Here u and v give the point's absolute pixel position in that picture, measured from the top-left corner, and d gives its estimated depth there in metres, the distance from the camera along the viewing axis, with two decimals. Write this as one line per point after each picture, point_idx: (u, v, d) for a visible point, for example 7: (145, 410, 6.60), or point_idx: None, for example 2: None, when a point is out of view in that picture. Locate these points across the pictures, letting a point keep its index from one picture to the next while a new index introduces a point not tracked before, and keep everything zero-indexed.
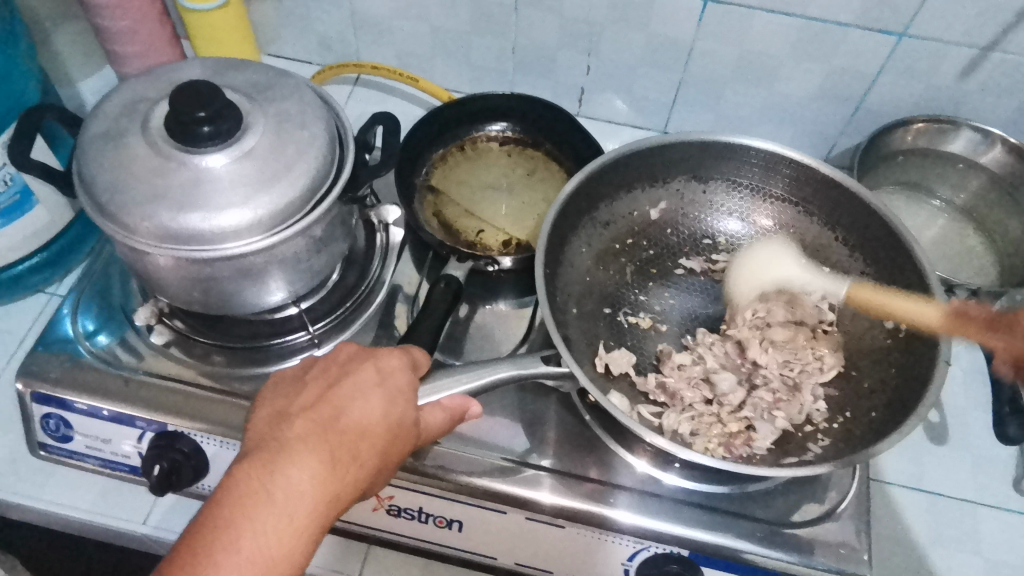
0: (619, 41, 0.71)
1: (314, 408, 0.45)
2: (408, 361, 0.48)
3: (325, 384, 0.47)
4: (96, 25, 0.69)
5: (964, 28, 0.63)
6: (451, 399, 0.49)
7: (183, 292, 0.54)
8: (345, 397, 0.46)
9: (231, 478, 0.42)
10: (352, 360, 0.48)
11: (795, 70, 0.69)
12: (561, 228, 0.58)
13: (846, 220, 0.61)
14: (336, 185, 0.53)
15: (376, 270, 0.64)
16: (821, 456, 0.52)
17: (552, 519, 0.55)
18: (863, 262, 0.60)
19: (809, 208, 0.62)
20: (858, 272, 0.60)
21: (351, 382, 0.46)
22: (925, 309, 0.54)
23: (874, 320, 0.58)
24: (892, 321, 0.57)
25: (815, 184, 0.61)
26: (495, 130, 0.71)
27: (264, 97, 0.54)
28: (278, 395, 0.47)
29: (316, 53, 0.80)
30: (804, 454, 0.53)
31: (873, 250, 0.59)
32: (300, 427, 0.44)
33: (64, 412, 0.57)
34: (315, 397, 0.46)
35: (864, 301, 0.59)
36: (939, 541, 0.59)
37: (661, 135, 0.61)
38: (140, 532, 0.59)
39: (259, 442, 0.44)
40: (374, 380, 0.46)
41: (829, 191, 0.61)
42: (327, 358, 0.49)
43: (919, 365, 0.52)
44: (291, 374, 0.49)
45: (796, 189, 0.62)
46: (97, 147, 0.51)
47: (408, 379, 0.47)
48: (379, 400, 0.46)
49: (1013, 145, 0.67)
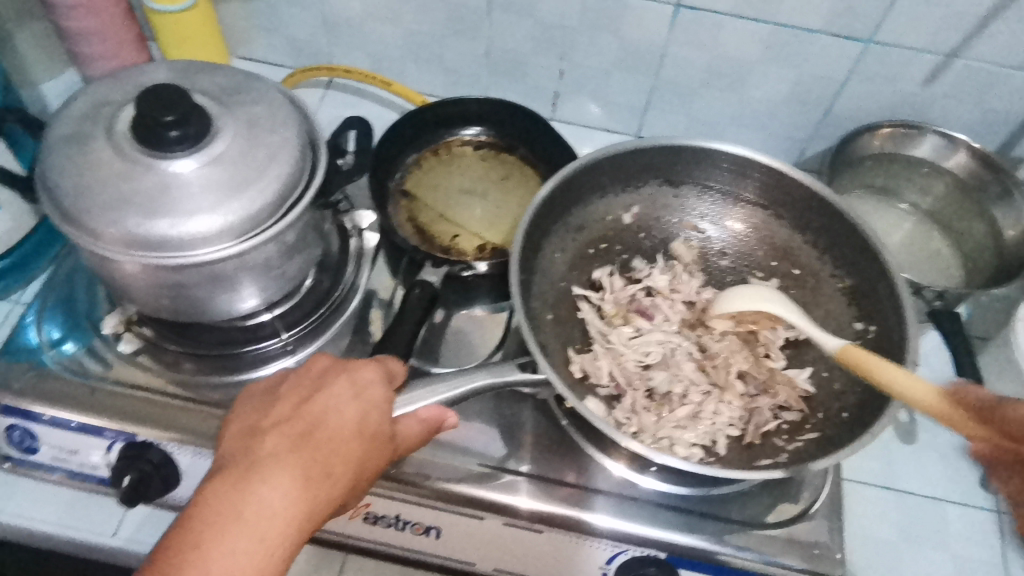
0: (591, 46, 0.71)
1: (288, 424, 0.45)
2: (382, 373, 0.48)
3: (299, 397, 0.46)
4: (59, 26, 0.67)
5: (927, 34, 0.64)
6: (428, 411, 0.48)
7: (152, 299, 0.53)
8: (320, 413, 0.45)
9: (202, 497, 0.41)
10: (326, 372, 0.47)
11: (764, 75, 0.70)
12: (535, 234, 0.58)
13: (816, 224, 0.61)
14: (308, 191, 0.53)
15: (351, 276, 0.63)
16: (792, 457, 0.53)
17: (530, 524, 0.55)
18: (832, 264, 0.61)
19: (779, 212, 0.63)
20: (828, 275, 0.61)
21: (326, 395, 0.46)
22: (890, 310, 0.55)
23: (843, 322, 0.59)
24: (861, 322, 0.58)
25: (785, 189, 0.62)
26: (470, 134, 0.71)
27: (233, 101, 0.53)
28: (251, 410, 0.46)
29: (288, 56, 0.80)
30: (777, 456, 0.53)
31: (841, 252, 0.60)
32: (273, 442, 0.44)
33: (26, 423, 0.55)
34: (289, 411, 0.45)
35: (833, 304, 0.60)
36: (909, 539, 0.60)
37: (635, 140, 0.61)
38: (110, 545, 0.58)
39: (230, 458, 0.43)
40: (349, 394, 0.46)
41: (799, 195, 0.61)
42: (301, 371, 0.48)
43: (886, 367, 0.54)
44: (265, 388, 0.48)
45: (766, 194, 0.63)
46: (61, 152, 0.50)
47: (383, 392, 0.47)
48: (353, 414, 0.45)
49: (976, 150, 0.68)
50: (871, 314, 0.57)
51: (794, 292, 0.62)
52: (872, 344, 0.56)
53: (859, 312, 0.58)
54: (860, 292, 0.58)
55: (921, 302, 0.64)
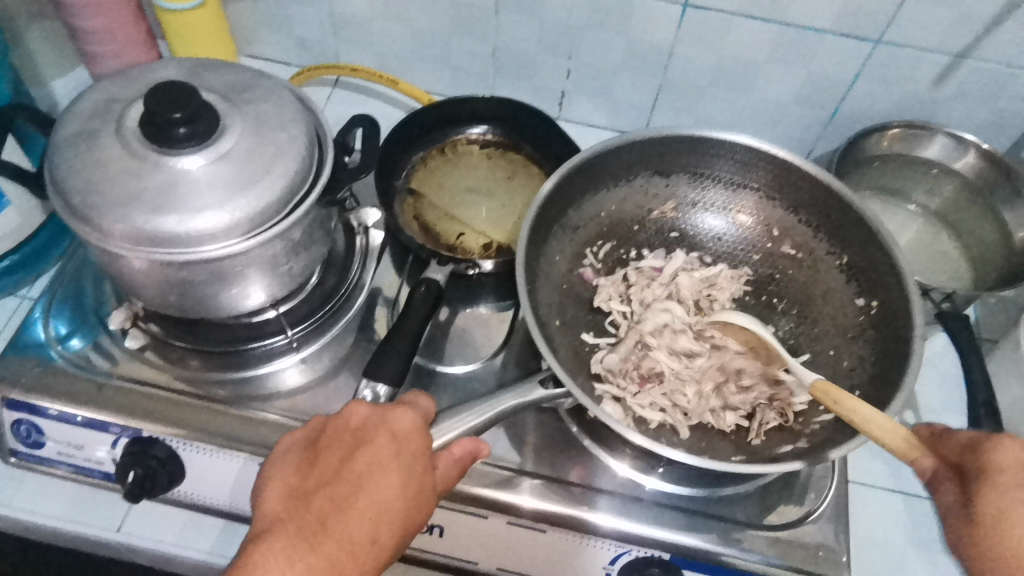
0: (599, 46, 0.71)
1: (333, 486, 0.45)
2: (420, 421, 0.48)
3: (341, 455, 0.46)
4: (70, 24, 0.68)
5: (935, 35, 0.64)
6: (460, 448, 0.48)
7: (159, 295, 0.53)
8: (363, 472, 0.45)
9: (249, 562, 0.41)
10: (365, 425, 0.47)
11: (771, 74, 0.70)
12: (539, 232, 0.58)
13: (808, 203, 0.62)
14: (315, 188, 0.53)
15: (356, 274, 0.64)
16: (814, 443, 0.52)
17: (532, 523, 0.54)
18: (828, 242, 0.61)
19: (772, 194, 0.63)
20: (824, 252, 0.61)
21: (367, 452, 0.46)
22: (895, 290, 0.55)
23: (845, 299, 0.59)
24: (862, 299, 0.58)
25: (777, 171, 0.62)
26: (475, 133, 0.71)
27: (240, 99, 0.53)
28: (292, 466, 0.46)
29: (296, 54, 0.80)
30: (797, 441, 0.53)
31: (836, 231, 0.60)
32: (319, 507, 0.44)
33: (34, 418, 0.56)
34: (331, 471, 0.45)
35: (832, 281, 0.60)
36: (915, 542, 0.59)
37: (625, 134, 0.61)
38: (113, 540, 0.57)
39: (277, 521, 0.43)
40: (390, 450, 0.46)
41: (790, 175, 0.61)
42: (339, 423, 0.48)
43: (894, 340, 0.54)
44: (304, 441, 0.48)
45: (758, 176, 0.63)
46: (70, 148, 0.50)
47: (424, 443, 0.47)
48: (396, 473, 0.45)
49: (986, 151, 0.68)
50: (872, 291, 0.57)
51: (791, 273, 0.62)
52: (876, 319, 0.56)
53: (859, 288, 0.58)
54: (859, 268, 0.59)
55: (929, 304, 0.63)
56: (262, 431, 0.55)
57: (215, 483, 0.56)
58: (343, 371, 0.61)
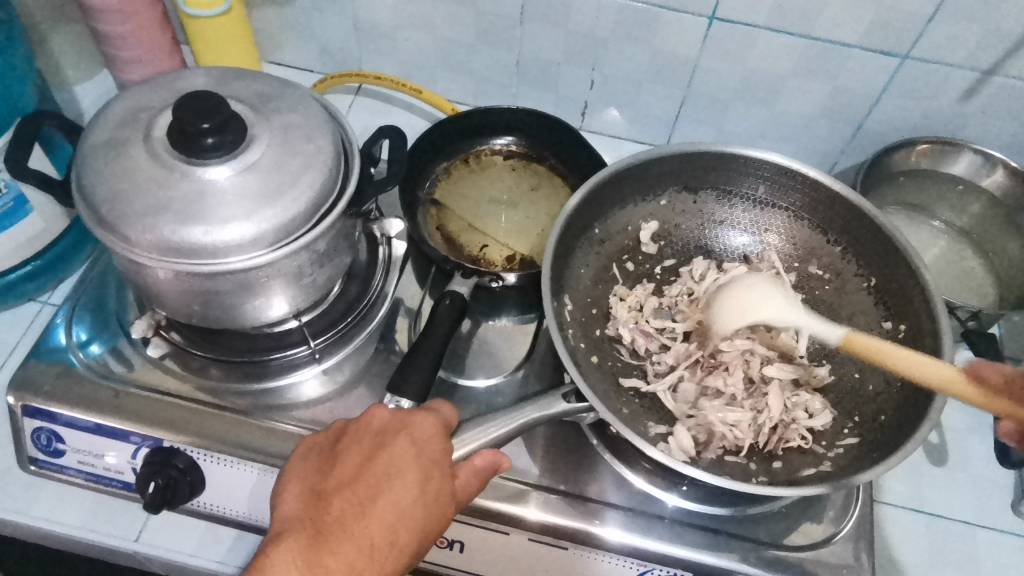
0: (623, 58, 0.71)
1: (352, 486, 0.44)
2: (440, 424, 0.47)
3: (360, 456, 0.46)
4: (95, 29, 0.68)
5: (965, 51, 0.63)
6: (482, 459, 0.47)
7: (182, 305, 0.53)
8: (383, 473, 0.45)
9: (268, 562, 0.41)
10: (385, 427, 0.47)
11: (798, 88, 0.69)
12: (564, 247, 0.58)
13: (837, 223, 0.61)
14: (341, 200, 0.52)
15: (379, 284, 0.63)
16: (838, 466, 0.52)
17: (554, 540, 0.54)
18: (856, 264, 0.61)
19: (800, 214, 0.63)
20: (852, 274, 0.61)
21: (388, 455, 0.45)
22: (923, 313, 0.55)
23: (872, 321, 0.59)
24: (890, 321, 0.58)
25: (807, 190, 0.62)
26: (500, 144, 0.70)
27: (269, 108, 0.53)
28: (313, 466, 0.46)
29: (318, 61, 0.80)
30: (820, 465, 0.53)
31: (866, 253, 0.60)
32: (339, 509, 0.43)
33: (54, 425, 0.56)
34: (351, 472, 0.45)
35: (860, 303, 0.60)
36: (938, 564, 0.59)
37: (654, 147, 0.61)
38: (131, 549, 0.57)
39: (297, 521, 0.43)
40: (410, 452, 0.45)
41: (821, 194, 0.61)
42: (359, 424, 0.47)
43: None
44: (324, 443, 0.48)
45: (787, 197, 0.62)
46: (98, 156, 0.50)
47: (442, 447, 0.46)
48: (416, 476, 0.45)
49: (1013, 168, 0.67)
50: (900, 313, 0.57)
51: (820, 294, 0.62)
52: (904, 343, 0.56)
53: (887, 311, 0.58)
54: (886, 291, 0.58)
55: (955, 322, 0.63)
56: (282, 442, 0.55)
57: (234, 493, 0.55)
58: (364, 382, 0.60)
